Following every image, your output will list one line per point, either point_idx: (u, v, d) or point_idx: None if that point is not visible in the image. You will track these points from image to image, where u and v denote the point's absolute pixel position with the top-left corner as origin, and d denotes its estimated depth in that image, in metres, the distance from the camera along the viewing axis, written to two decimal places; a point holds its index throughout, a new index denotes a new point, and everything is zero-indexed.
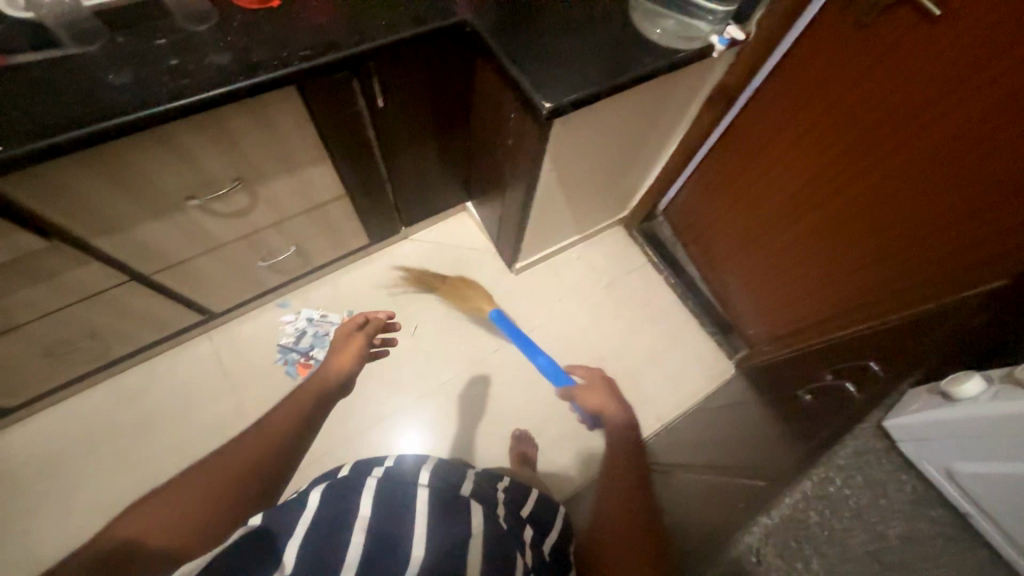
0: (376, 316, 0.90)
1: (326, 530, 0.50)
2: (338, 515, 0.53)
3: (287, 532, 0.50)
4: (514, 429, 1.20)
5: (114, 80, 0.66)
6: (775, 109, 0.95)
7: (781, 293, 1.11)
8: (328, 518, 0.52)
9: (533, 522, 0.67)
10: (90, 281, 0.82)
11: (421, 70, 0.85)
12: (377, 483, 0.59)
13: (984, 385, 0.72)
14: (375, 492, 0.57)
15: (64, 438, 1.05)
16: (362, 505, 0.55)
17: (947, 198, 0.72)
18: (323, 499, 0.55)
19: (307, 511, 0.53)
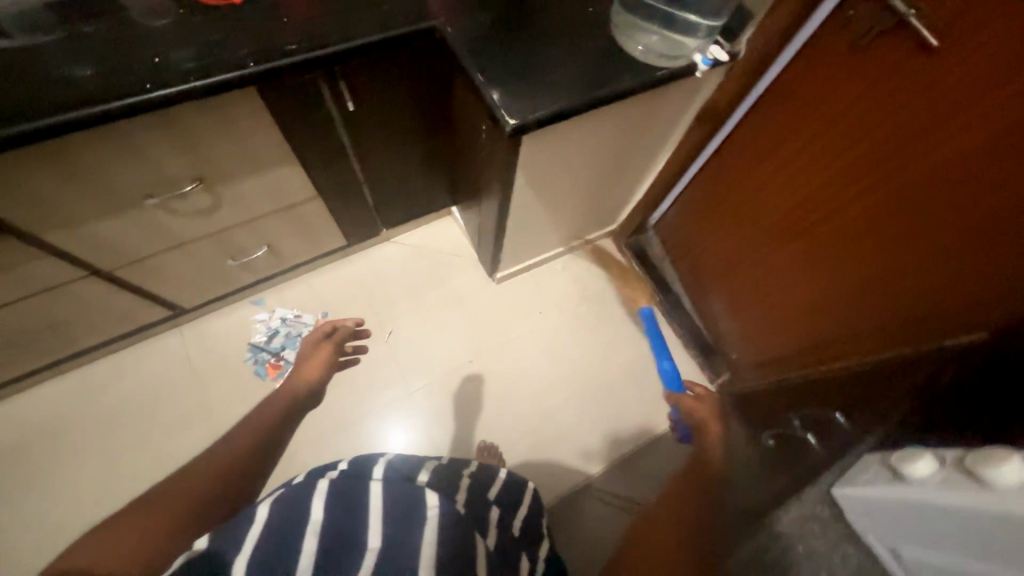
0: (344, 323, 0.87)
1: (274, 542, 0.50)
2: (289, 521, 0.53)
3: (235, 548, 0.48)
4: (481, 442, 1.16)
5: (63, 73, 0.63)
6: (766, 132, 0.91)
7: (763, 321, 1.07)
8: (277, 527, 0.52)
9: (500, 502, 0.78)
10: (45, 275, 0.80)
11: (395, 74, 0.82)
12: (327, 485, 0.61)
13: (935, 468, 0.54)
14: (325, 494, 0.59)
15: (25, 427, 1.05)
16: (313, 508, 0.56)
17: (936, 241, 0.68)
18: (274, 511, 0.54)
19: (256, 523, 0.51)
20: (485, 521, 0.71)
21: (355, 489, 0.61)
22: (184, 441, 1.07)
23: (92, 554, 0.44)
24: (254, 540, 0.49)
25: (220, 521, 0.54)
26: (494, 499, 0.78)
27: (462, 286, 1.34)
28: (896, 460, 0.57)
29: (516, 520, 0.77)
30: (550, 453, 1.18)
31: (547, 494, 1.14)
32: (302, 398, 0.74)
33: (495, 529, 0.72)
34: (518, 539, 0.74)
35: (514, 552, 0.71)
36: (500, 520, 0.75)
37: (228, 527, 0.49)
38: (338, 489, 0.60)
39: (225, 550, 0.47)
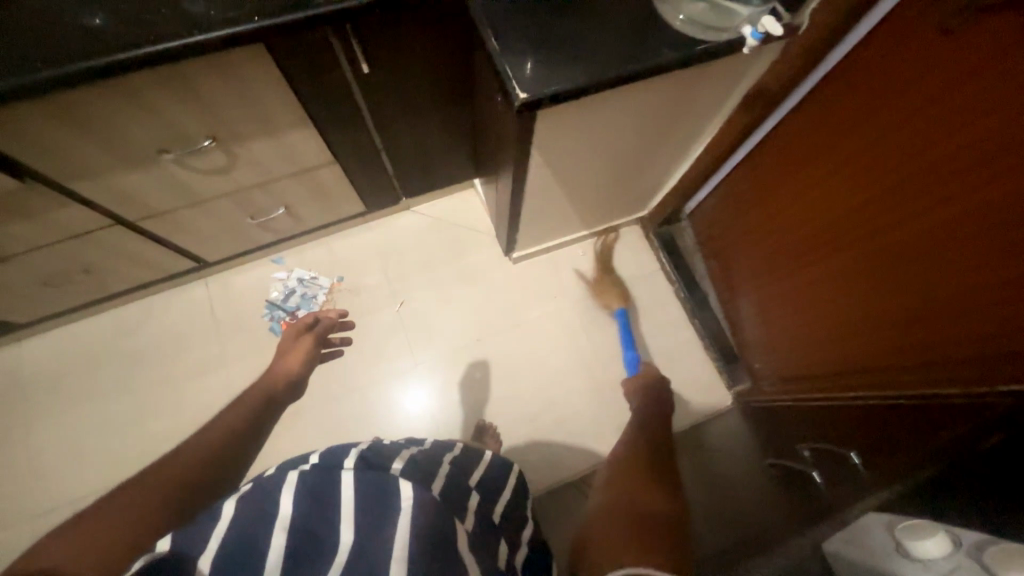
0: (328, 315, 0.87)
1: (241, 543, 0.47)
2: (256, 520, 0.49)
3: (201, 546, 0.46)
4: (480, 421, 1.16)
5: (74, 22, 0.63)
6: (821, 126, 0.80)
7: (792, 334, 0.99)
8: (244, 524, 0.48)
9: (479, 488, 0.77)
10: (74, 221, 0.84)
11: (410, 35, 0.77)
12: (299, 477, 0.54)
13: (947, 550, 0.49)
14: (296, 488, 0.53)
15: (69, 356, 1.15)
16: (282, 505, 0.51)
17: (1004, 272, 0.58)
18: (241, 508, 0.50)
19: (222, 521, 0.48)
20: (463, 506, 0.68)
21: (327, 478, 0.55)
22: (202, 388, 1.14)
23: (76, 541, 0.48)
24: (220, 538, 0.47)
25: (200, 483, 0.56)
26: (474, 485, 0.77)
27: (477, 262, 1.31)
28: (897, 532, 0.52)
29: (496, 506, 0.78)
30: (547, 441, 1.17)
31: (540, 480, 1.13)
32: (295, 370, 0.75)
33: (472, 517, 0.68)
34: (500, 525, 0.74)
35: (495, 534, 0.70)
36: (480, 506, 0.73)
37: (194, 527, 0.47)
38: (309, 482, 0.54)
39: (191, 549, 0.46)
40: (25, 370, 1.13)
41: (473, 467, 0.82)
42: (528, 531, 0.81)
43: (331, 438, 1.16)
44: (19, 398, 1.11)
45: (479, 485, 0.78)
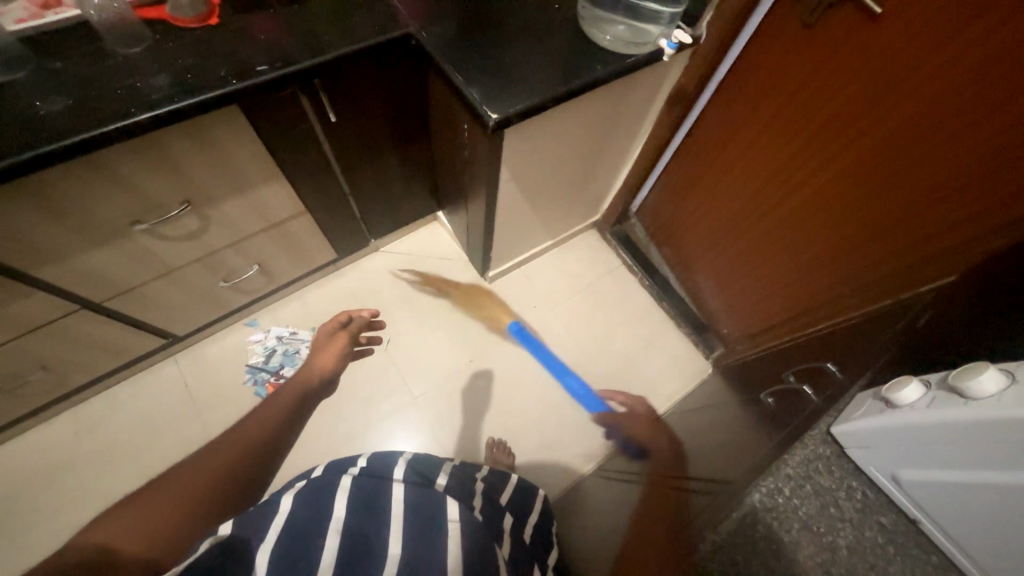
0: (360, 314, 0.90)
1: (299, 538, 0.48)
2: (311, 518, 0.51)
3: (260, 535, 0.47)
4: (490, 438, 1.17)
5: (43, 105, 0.64)
6: (733, 111, 0.96)
7: (748, 292, 1.12)
8: (299, 520, 0.50)
9: (512, 509, 0.80)
10: (37, 312, 0.79)
11: (371, 83, 0.84)
12: (350, 483, 0.58)
13: (922, 392, 0.66)
14: (348, 493, 0.56)
15: (23, 472, 1.02)
16: (335, 506, 0.54)
17: (898, 191, 0.72)
18: (297, 505, 0.52)
19: (279, 516, 0.50)
20: (501, 527, 0.70)
21: (374, 490, 0.58)
22: None
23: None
24: (277, 532, 0.48)
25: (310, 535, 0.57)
26: (506, 505, 0.79)
27: (455, 288, 1.35)
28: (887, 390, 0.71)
29: (525, 528, 0.79)
30: (556, 444, 1.19)
31: (558, 484, 1.15)
32: None
33: (508, 539, 0.69)
34: (529, 548, 0.75)
35: (528, 559, 0.70)
36: (516, 529, 0.75)
37: (257, 514, 0.49)
38: (359, 490, 0.57)
39: (250, 537, 0.46)
40: None
41: (504, 486, 0.84)
42: (553, 551, 0.82)
43: None
44: None
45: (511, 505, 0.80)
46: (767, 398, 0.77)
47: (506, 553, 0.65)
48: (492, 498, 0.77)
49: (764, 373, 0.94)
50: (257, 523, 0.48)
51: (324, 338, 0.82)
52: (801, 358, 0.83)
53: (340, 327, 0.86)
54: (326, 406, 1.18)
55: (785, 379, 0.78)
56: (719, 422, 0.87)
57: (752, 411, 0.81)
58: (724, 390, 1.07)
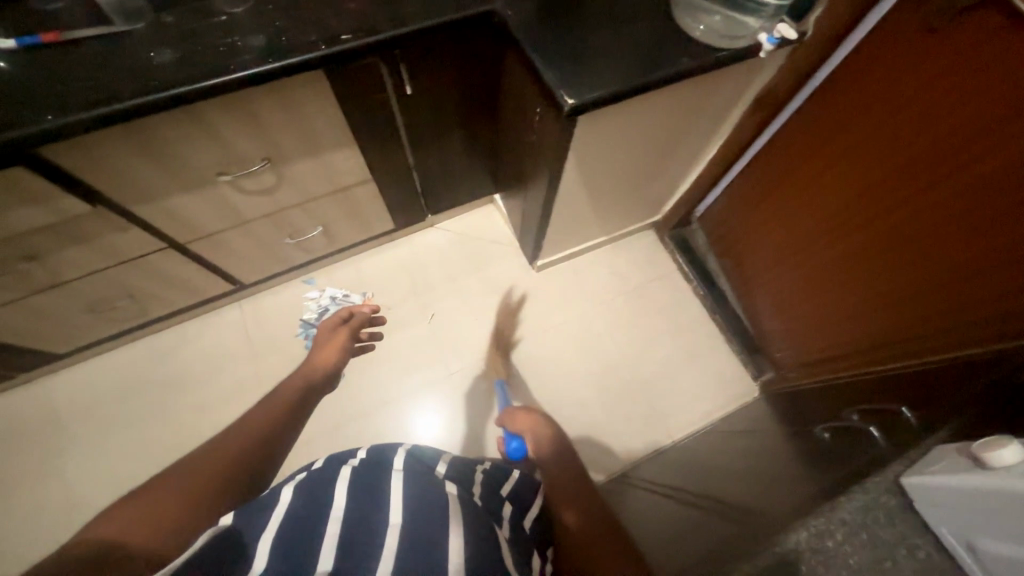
0: (362, 309, 1.04)
1: (297, 524, 0.50)
2: (311, 509, 0.53)
3: (259, 525, 0.50)
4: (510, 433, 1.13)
5: (155, 56, 0.69)
6: (823, 122, 0.88)
7: (810, 319, 1.04)
8: (299, 509, 0.53)
9: (512, 500, 0.75)
10: (131, 246, 0.88)
11: (449, 60, 0.84)
12: (349, 473, 0.61)
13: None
14: (348, 482, 0.59)
15: (106, 386, 1.15)
16: (334, 494, 0.56)
17: (1017, 230, 0.64)
18: (297, 494, 0.55)
19: (279, 508, 0.53)
20: (500, 515, 0.68)
21: (373, 476, 0.61)
22: (239, 409, 1.15)
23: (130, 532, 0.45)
24: (276, 522, 0.50)
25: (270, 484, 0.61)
26: (507, 496, 0.75)
27: (502, 273, 1.36)
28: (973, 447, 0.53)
29: (525, 522, 0.73)
30: (584, 442, 1.18)
31: None
32: (316, 385, 0.79)
33: (506, 526, 0.67)
34: (530, 536, 0.71)
35: (528, 547, 0.67)
36: (515, 516, 0.72)
37: (254, 508, 0.51)
38: (358, 477, 0.60)
39: (247, 529, 0.49)
40: (60, 403, 1.13)
41: (505, 479, 0.79)
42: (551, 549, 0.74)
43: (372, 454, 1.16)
44: (56, 431, 1.11)
45: (512, 497, 0.76)
46: (823, 433, 0.71)
47: (506, 536, 0.64)
48: (494, 490, 0.75)
49: (822, 406, 0.87)
50: (252, 515, 0.50)
51: (327, 333, 0.95)
52: (869, 398, 0.76)
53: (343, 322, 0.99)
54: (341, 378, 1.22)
55: (848, 418, 0.71)
56: (762, 449, 0.82)
57: (803, 443, 0.75)
58: (771, 417, 1.01)
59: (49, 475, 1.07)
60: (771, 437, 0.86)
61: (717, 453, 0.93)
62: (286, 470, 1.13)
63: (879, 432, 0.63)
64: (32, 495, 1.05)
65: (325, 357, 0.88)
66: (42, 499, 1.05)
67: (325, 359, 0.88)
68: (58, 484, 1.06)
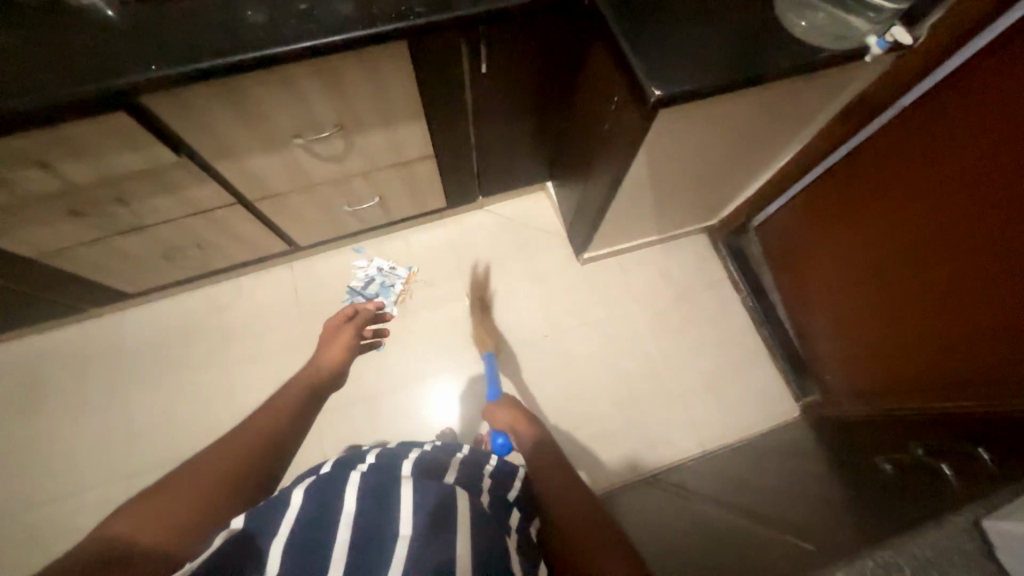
0: (365, 308, 0.93)
1: (310, 534, 0.50)
2: (322, 517, 0.52)
3: (271, 534, 0.49)
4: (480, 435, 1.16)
5: (251, 16, 0.71)
6: (916, 140, 0.82)
7: (871, 348, 0.99)
8: (311, 514, 0.52)
9: (519, 507, 0.69)
10: (205, 199, 0.92)
11: (528, 41, 0.83)
12: (360, 477, 0.58)
13: None
14: (359, 487, 0.56)
15: (165, 329, 1.22)
16: (345, 502, 0.54)
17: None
18: (309, 497, 0.54)
19: (291, 511, 0.52)
20: (505, 524, 0.63)
21: (384, 483, 0.58)
22: (284, 366, 1.20)
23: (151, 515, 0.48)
24: (289, 527, 0.50)
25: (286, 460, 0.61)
26: (513, 502, 0.69)
27: (547, 262, 1.35)
28: None
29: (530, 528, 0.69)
30: (613, 439, 1.18)
31: (606, 478, 1.14)
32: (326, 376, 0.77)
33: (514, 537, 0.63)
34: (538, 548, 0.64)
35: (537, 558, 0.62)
36: (521, 525, 0.67)
37: (267, 509, 0.51)
38: (370, 481, 0.58)
39: (261, 533, 0.49)
40: (124, 341, 1.21)
41: (512, 480, 0.72)
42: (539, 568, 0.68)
43: (406, 423, 1.20)
44: (119, 365, 1.19)
45: (519, 503, 0.70)
46: (884, 463, 0.67)
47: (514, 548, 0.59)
48: (502, 495, 0.69)
49: (878, 436, 0.83)
50: (266, 516, 0.50)
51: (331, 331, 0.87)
52: (935, 436, 0.71)
53: (347, 321, 0.89)
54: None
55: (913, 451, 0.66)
56: (806, 471, 0.79)
57: (854, 470, 0.72)
58: (815, 438, 0.97)
59: (111, 405, 1.15)
60: (815, 460, 0.84)
61: (752, 467, 0.91)
62: (323, 428, 1.18)
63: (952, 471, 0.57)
64: (100, 421, 1.14)
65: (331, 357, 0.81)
66: (104, 425, 1.14)
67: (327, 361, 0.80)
68: (119, 414, 1.15)
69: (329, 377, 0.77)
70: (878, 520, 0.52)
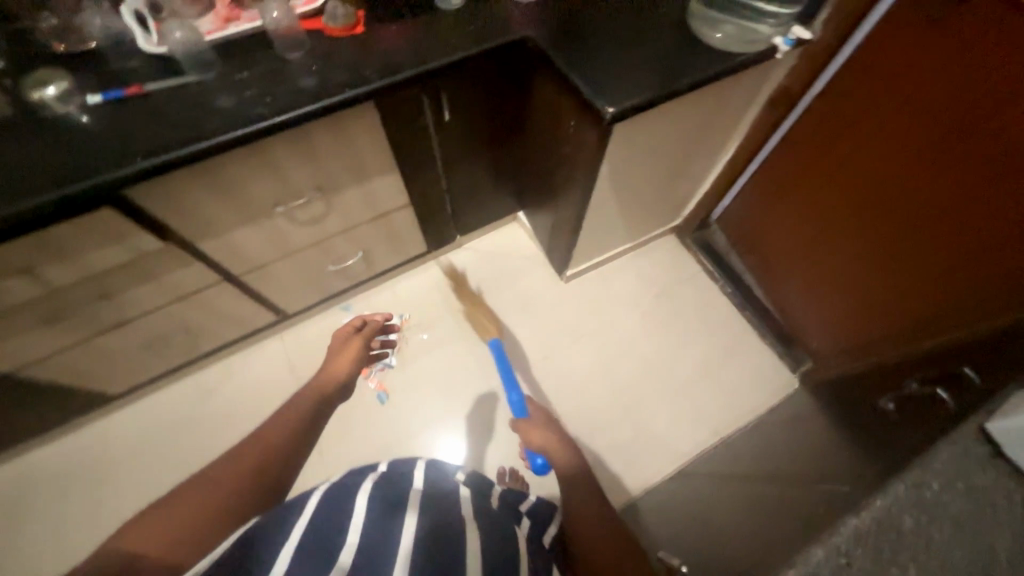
0: (374, 318, 1.01)
1: (324, 530, 0.55)
2: (336, 513, 0.60)
3: (289, 525, 0.55)
4: (501, 467, 1.17)
5: (223, 101, 0.75)
6: (837, 116, 0.94)
7: (844, 306, 1.07)
8: (326, 510, 0.59)
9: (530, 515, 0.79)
10: (191, 281, 0.92)
11: (482, 86, 0.91)
12: (371, 487, 0.68)
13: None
14: (370, 493, 0.66)
15: (155, 425, 1.17)
16: (357, 503, 0.63)
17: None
18: (322, 500, 0.62)
19: (305, 510, 0.58)
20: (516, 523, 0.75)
21: (391, 491, 0.68)
22: None
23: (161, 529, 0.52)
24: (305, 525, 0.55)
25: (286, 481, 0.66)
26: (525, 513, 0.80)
27: (532, 287, 1.39)
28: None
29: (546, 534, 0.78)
30: (631, 446, 1.18)
31: (633, 487, 1.14)
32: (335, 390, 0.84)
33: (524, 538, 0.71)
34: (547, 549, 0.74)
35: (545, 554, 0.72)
36: (532, 531, 0.76)
37: (283, 509, 0.57)
38: (379, 490, 0.68)
39: (279, 524, 0.54)
40: (111, 446, 1.14)
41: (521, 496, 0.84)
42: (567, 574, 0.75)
43: None
44: (108, 473, 1.12)
45: (530, 512, 0.80)
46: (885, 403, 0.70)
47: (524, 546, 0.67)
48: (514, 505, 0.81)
49: (870, 382, 0.88)
50: (282, 516, 0.56)
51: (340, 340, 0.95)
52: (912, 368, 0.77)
53: (356, 331, 0.97)
54: (361, 403, 1.23)
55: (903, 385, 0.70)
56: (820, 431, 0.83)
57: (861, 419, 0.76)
58: (817, 401, 1.02)
59: (105, 519, 1.07)
60: (824, 419, 0.87)
61: (769, 439, 0.94)
62: None
63: (946, 392, 0.58)
64: (93, 538, 1.06)
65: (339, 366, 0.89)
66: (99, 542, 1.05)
67: (336, 372, 0.89)
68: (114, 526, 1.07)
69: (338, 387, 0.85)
70: (894, 453, 0.55)
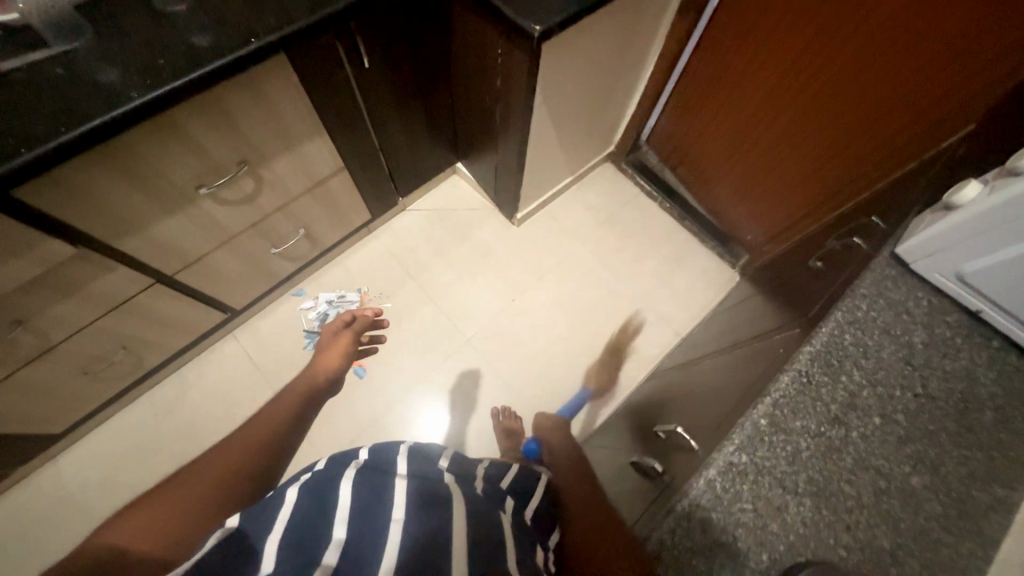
0: (363, 313, 0.93)
1: (306, 524, 0.46)
2: (317, 509, 0.48)
3: (265, 531, 0.44)
4: (495, 408, 1.21)
5: (103, 71, 0.65)
6: (744, 12, 0.99)
7: (770, 191, 1.18)
8: (309, 506, 0.48)
9: (513, 492, 0.69)
10: (119, 288, 0.83)
11: (399, 23, 0.85)
12: (356, 471, 0.54)
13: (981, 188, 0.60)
14: (353, 477, 0.53)
15: (117, 453, 1.08)
16: (340, 496, 0.50)
17: (926, 47, 0.74)
18: (303, 494, 0.50)
19: (285, 506, 0.48)
20: (501, 508, 0.62)
21: (379, 477, 0.54)
22: None
23: (131, 530, 0.45)
24: (285, 521, 0.46)
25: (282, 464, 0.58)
26: (507, 489, 0.70)
27: (486, 235, 1.39)
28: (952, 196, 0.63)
29: (527, 511, 0.68)
30: (607, 362, 1.27)
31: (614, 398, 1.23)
32: (332, 380, 0.77)
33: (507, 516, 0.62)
34: (531, 528, 0.64)
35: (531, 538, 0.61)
36: (517, 510, 0.66)
37: (260, 508, 0.47)
38: (365, 473, 0.54)
39: (256, 532, 0.44)
40: (71, 486, 1.05)
41: (505, 471, 0.75)
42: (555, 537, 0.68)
43: (415, 435, 1.19)
44: (76, 513, 1.03)
45: (512, 488, 0.70)
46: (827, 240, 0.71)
47: (510, 519, 0.61)
48: (494, 484, 0.70)
49: (794, 254, 1.00)
50: (260, 515, 0.46)
51: (328, 340, 0.87)
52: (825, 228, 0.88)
53: (346, 325, 0.91)
54: None
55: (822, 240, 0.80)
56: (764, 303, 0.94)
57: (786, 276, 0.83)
58: (754, 283, 1.14)
59: None
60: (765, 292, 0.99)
61: (722, 321, 1.05)
62: None
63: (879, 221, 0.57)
64: None
65: (330, 363, 0.81)
66: None
67: (327, 364, 0.80)
68: None
69: (330, 379, 0.77)
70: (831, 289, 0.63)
